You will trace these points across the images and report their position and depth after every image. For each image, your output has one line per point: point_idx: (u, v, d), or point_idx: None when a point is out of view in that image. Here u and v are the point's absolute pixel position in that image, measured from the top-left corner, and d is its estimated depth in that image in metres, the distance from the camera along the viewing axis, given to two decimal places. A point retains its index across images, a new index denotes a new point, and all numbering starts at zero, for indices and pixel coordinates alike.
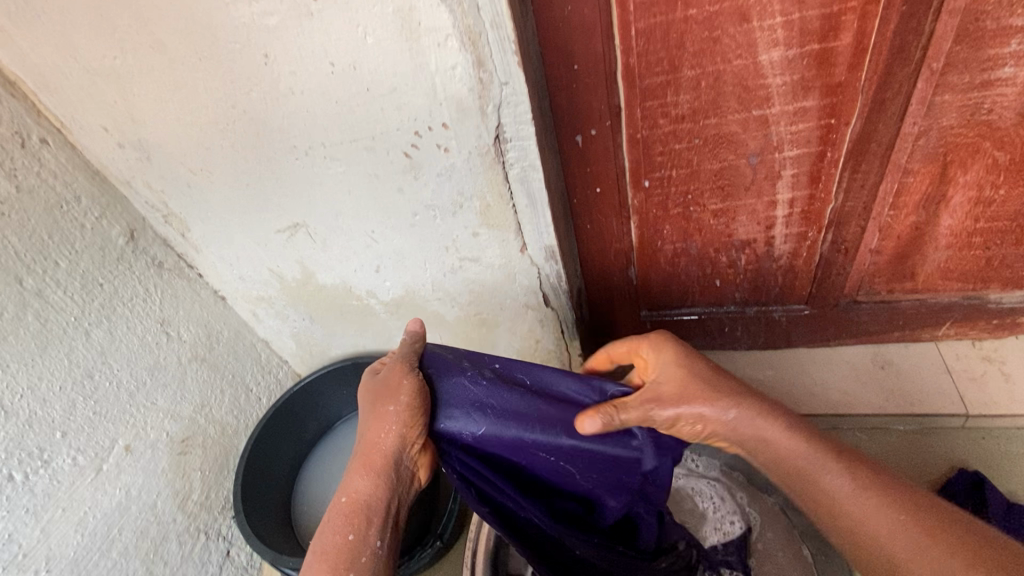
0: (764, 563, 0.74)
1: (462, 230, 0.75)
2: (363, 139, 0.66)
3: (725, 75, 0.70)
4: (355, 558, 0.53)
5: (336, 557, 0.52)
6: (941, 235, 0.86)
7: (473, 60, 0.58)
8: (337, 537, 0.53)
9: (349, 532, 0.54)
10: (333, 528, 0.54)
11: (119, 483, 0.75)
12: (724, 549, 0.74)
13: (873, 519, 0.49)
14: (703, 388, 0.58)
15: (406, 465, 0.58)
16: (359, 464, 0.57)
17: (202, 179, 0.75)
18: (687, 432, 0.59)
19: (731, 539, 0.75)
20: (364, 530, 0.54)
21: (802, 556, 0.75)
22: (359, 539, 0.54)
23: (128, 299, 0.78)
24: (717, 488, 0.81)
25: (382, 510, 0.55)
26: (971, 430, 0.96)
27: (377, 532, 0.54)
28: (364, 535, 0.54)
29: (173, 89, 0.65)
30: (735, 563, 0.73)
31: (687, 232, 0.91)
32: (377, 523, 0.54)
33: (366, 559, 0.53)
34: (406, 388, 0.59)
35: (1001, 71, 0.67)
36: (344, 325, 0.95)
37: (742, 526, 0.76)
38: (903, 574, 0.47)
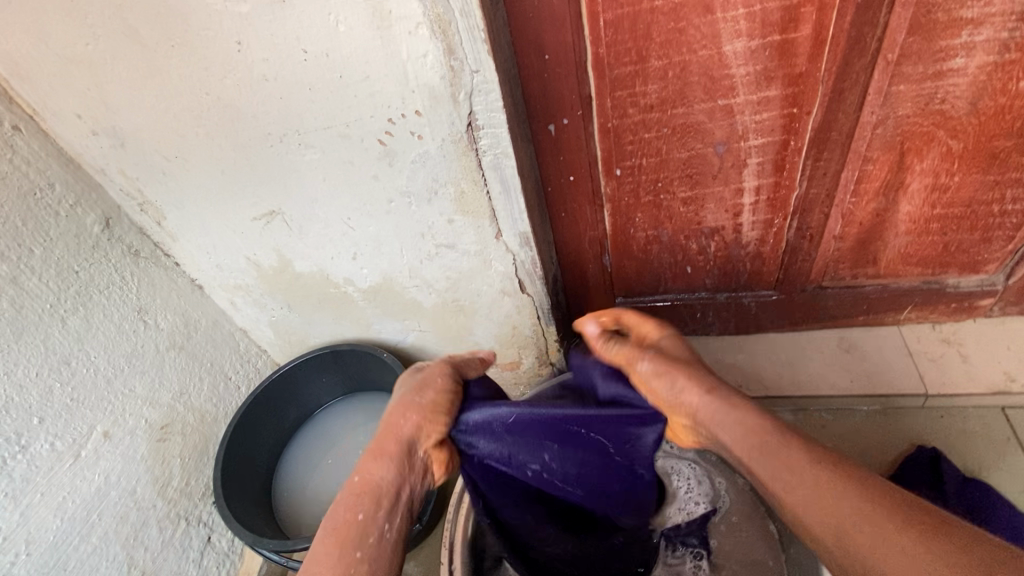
0: (724, 541, 0.80)
1: (437, 217, 0.77)
2: (337, 127, 0.68)
3: (692, 65, 0.73)
4: (364, 537, 0.52)
5: (347, 537, 0.51)
6: (900, 221, 0.90)
7: (444, 48, 0.59)
8: (348, 515, 0.52)
9: (358, 511, 0.52)
10: (343, 505, 0.53)
11: (98, 469, 0.76)
12: (686, 530, 0.80)
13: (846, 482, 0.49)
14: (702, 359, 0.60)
15: (421, 456, 0.57)
16: (373, 448, 0.56)
17: (177, 167, 0.75)
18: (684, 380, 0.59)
19: (694, 518, 0.81)
20: (373, 511, 0.53)
21: (767, 531, 0.78)
22: (367, 520, 0.52)
23: (104, 286, 0.79)
24: (697, 469, 0.84)
25: (395, 496, 0.54)
26: (930, 409, 1.01)
27: (385, 514, 0.53)
28: (372, 513, 0.53)
29: (147, 75, 0.65)
30: (692, 543, 0.79)
31: (658, 219, 0.93)
32: (387, 506, 0.53)
33: (373, 540, 0.52)
34: (437, 386, 0.59)
35: (953, 61, 0.70)
36: (322, 312, 0.96)
37: (705, 507, 0.81)
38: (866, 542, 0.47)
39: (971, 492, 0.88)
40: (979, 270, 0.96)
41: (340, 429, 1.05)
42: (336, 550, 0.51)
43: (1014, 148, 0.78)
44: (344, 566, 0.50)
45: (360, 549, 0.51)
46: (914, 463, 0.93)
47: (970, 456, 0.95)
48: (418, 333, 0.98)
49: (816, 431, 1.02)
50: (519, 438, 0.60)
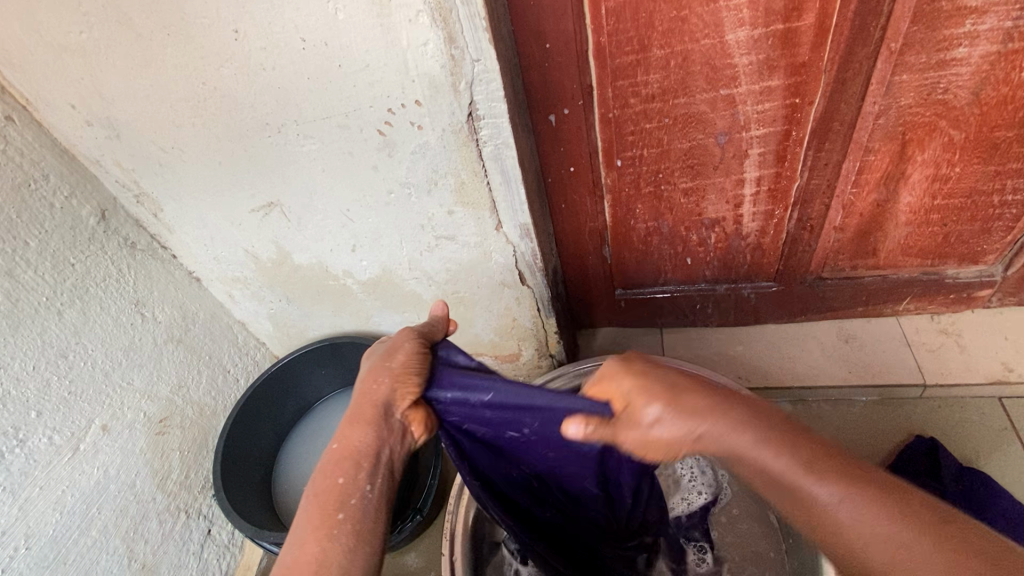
0: (727, 534, 0.80)
1: (437, 208, 0.76)
2: (336, 117, 0.67)
3: (694, 54, 0.72)
4: (344, 500, 0.50)
5: (328, 500, 0.50)
6: (901, 212, 0.90)
7: (445, 36, 0.58)
8: (330, 480, 0.51)
9: (339, 476, 0.51)
10: (325, 468, 0.52)
11: (97, 463, 0.75)
12: (688, 522, 0.80)
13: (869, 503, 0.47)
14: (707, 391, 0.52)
15: (398, 418, 0.55)
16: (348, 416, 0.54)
17: (173, 158, 0.74)
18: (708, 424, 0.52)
19: (695, 509, 0.80)
20: (353, 474, 0.51)
21: (767, 523, 0.78)
22: (348, 483, 0.51)
23: (101, 279, 0.78)
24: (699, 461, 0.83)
25: (375, 455, 0.52)
26: (928, 399, 1.01)
27: (366, 475, 0.51)
28: (352, 479, 0.51)
29: (142, 64, 0.64)
30: (694, 535, 0.79)
31: (659, 210, 0.93)
32: (368, 468, 0.52)
33: (354, 502, 0.50)
34: (406, 349, 0.58)
35: (956, 51, 0.70)
36: (321, 305, 0.96)
37: (707, 497, 0.81)
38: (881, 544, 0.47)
39: (969, 481, 0.89)
40: (978, 261, 0.97)
41: (336, 421, 1.04)
42: (316, 517, 0.49)
43: (1015, 138, 0.78)
44: (326, 533, 0.48)
45: (340, 512, 0.49)
46: (911, 452, 0.93)
47: (968, 445, 0.95)
48: None
49: (815, 423, 1.02)
50: (502, 420, 0.59)
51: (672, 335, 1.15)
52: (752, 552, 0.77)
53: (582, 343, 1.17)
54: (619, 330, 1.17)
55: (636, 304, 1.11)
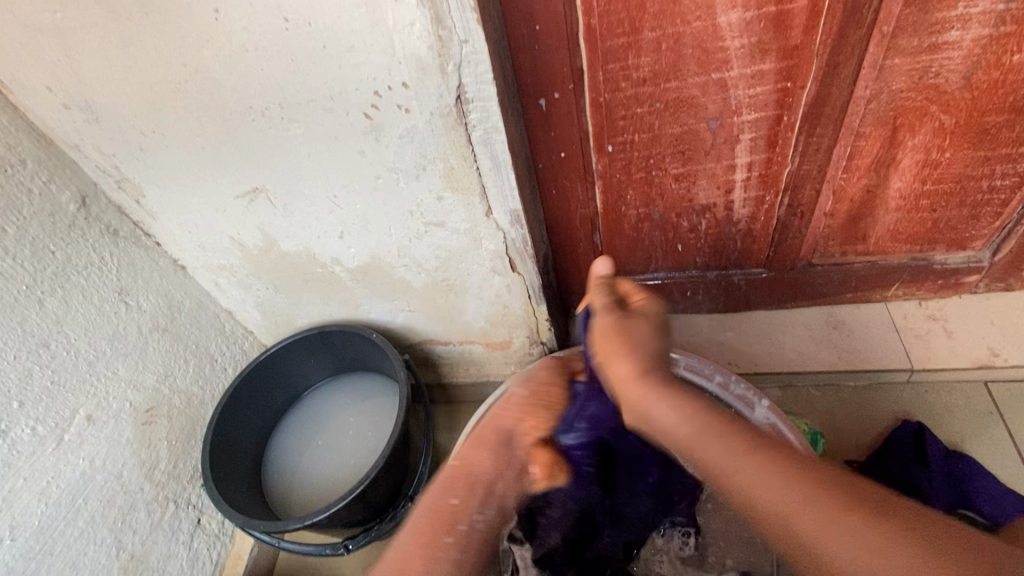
0: (711, 521, 0.81)
1: (426, 194, 0.75)
2: (321, 100, 0.65)
3: (685, 36, 0.71)
4: (453, 525, 0.58)
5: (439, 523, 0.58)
6: (891, 197, 0.90)
7: (432, 17, 0.57)
8: (441, 500, 0.60)
9: (453, 498, 0.60)
10: (440, 488, 0.61)
11: (82, 453, 0.74)
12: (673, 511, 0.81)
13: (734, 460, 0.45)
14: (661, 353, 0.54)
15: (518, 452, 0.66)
16: (473, 440, 0.66)
17: (155, 143, 0.73)
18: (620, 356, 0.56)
19: None
20: (466, 498, 0.61)
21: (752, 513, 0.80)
22: (461, 506, 0.60)
23: (82, 267, 0.76)
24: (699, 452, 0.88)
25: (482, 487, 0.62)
26: (915, 384, 1.02)
27: (477, 507, 0.60)
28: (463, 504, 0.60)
29: (120, 45, 0.62)
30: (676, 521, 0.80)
31: (650, 197, 0.92)
32: (478, 496, 0.61)
33: (463, 527, 0.58)
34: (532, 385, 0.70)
35: (948, 34, 0.69)
36: (309, 292, 0.95)
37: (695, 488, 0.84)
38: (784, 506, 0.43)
39: (954, 465, 0.90)
40: (966, 247, 0.97)
41: (328, 409, 1.03)
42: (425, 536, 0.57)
43: (1005, 122, 0.78)
44: (430, 544, 0.56)
45: (449, 534, 0.57)
46: (899, 438, 0.94)
47: (953, 428, 0.96)
48: (407, 313, 0.97)
49: (802, 408, 1.04)
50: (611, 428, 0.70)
51: None
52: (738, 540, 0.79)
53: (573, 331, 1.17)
54: None
55: None
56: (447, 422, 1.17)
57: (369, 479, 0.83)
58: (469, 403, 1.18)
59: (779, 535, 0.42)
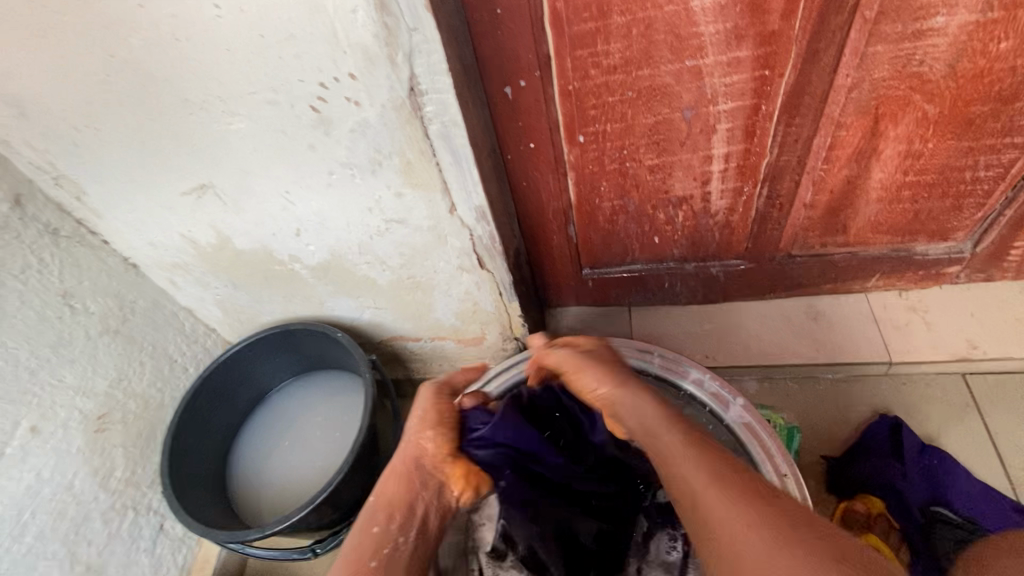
0: None
1: (385, 190, 0.71)
2: (264, 93, 0.61)
3: (657, 22, 0.67)
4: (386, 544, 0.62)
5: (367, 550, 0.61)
6: (872, 188, 0.87)
7: (376, 3, 0.52)
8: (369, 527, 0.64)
9: (374, 526, 0.64)
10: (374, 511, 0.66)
11: (26, 467, 0.71)
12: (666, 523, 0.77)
13: (686, 446, 0.54)
14: (626, 367, 0.70)
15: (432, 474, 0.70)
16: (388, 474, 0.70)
17: (90, 138, 0.68)
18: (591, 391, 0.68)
19: None
20: (387, 524, 0.64)
21: None
22: (382, 531, 0.63)
23: (19, 271, 0.72)
24: None
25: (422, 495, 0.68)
26: (893, 376, 1.01)
27: (399, 529, 0.64)
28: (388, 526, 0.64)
29: (39, 33, 0.57)
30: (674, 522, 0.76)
31: (624, 188, 0.89)
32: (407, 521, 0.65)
33: (389, 551, 0.61)
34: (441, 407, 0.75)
35: (933, 20, 0.65)
36: (271, 290, 0.91)
37: None
38: (707, 500, 0.49)
39: (930, 459, 0.89)
40: (947, 238, 0.95)
41: (294, 408, 1.00)
42: (352, 561, 0.60)
43: (990, 112, 0.75)
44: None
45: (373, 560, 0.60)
46: (875, 432, 0.92)
47: (928, 422, 0.95)
48: (374, 310, 0.94)
49: (779, 401, 1.02)
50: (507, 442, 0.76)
51: (640, 313, 1.12)
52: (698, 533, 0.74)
53: (550, 324, 1.14)
54: (587, 310, 1.14)
55: (603, 283, 1.08)
56: None
57: (333, 486, 0.81)
58: None
59: (695, 506, 0.50)
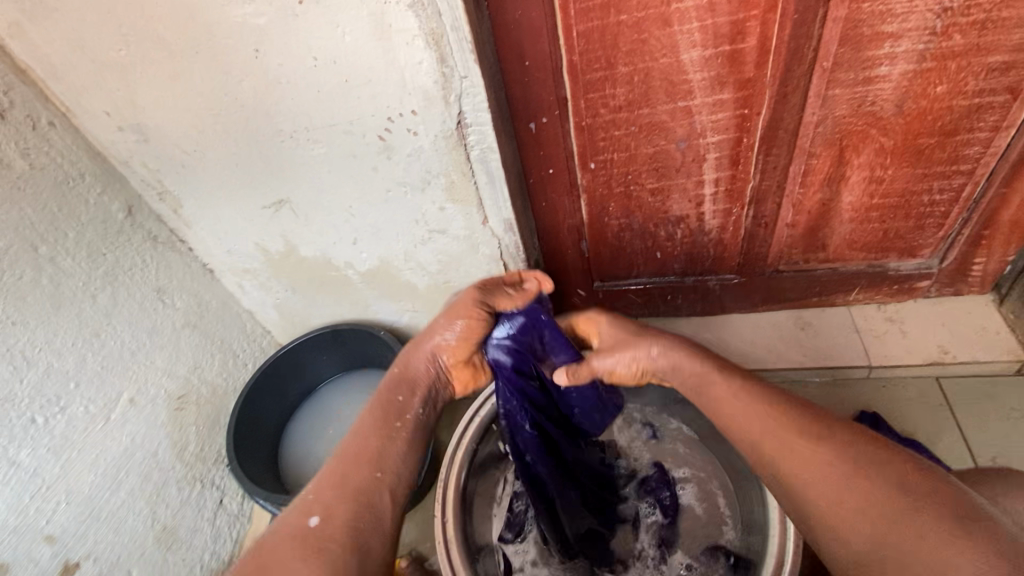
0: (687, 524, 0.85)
1: (430, 205, 0.86)
2: (342, 124, 0.77)
3: (655, 71, 0.82)
4: (400, 414, 0.69)
5: (371, 460, 0.63)
6: (844, 210, 1.01)
7: (437, 57, 0.68)
8: (389, 397, 0.70)
9: (376, 471, 0.62)
10: (389, 388, 0.71)
11: (125, 432, 0.83)
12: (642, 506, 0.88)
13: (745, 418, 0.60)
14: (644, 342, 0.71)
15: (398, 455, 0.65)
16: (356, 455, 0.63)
17: (194, 159, 0.84)
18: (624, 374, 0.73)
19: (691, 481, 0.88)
20: (389, 475, 0.62)
21: (715, 503, 0.85)
22: (381, 477, 0.62)
23: (128, 268, 0.87)
24: (679, 436, 0.91)
25: (432, 364, 0.75)
26: (875, 380, 1.12)
27: (388, 474, 0.62)
28: (409, 398, 0.71)
29: (173, 77, 0.74)
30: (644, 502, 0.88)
31: (629, 209, 1.03)
32: (419, 397, 0.72)
33: (378, 497, 0.60)
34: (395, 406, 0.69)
35: (878, 69, 0.81)
36: (324, 294, 1.05)
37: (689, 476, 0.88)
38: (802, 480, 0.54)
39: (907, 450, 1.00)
40: (916, 255, 1.08)
41: (336, 402, 1.14)
42: (354, 488, 0.60)
43: (937, 144, 0.89)
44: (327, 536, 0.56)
45: (379, 471, 0.62)
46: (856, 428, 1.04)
47: (906, 419, 1.07)
48: (411, 313, 1.08)
49: None
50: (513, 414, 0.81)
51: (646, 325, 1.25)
52: (707, 537, 0.83)
53: None
54: None
55: (612, 295, 1.21)
56: (449, 409, 1.26)
57: None
58: (468, 397, 1.27)
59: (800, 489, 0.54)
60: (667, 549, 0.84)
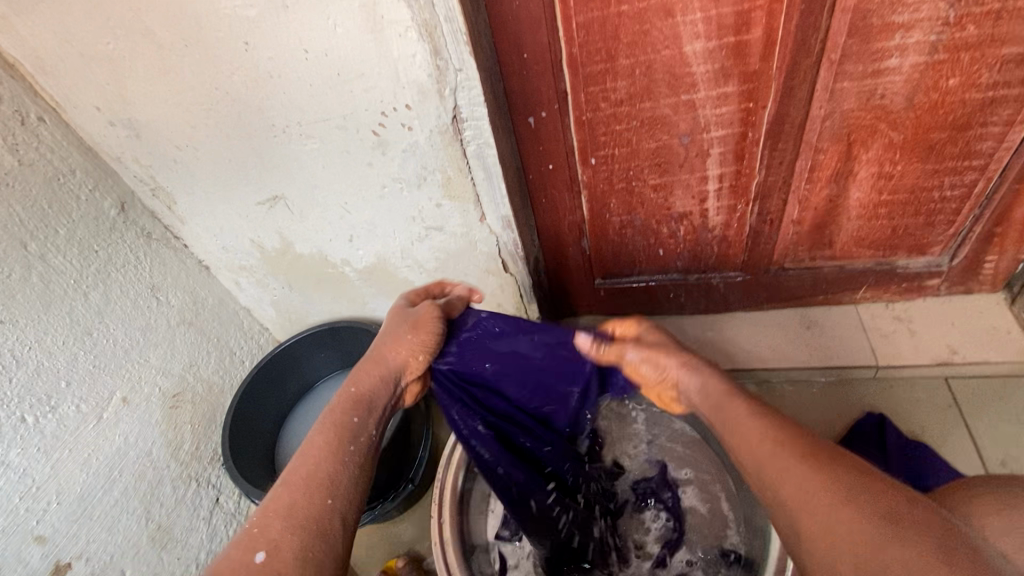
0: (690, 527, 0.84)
1: (427, 202, 0.84)
2: (335, 119, 0.75)
3: (657, 63, 0.80)
4: (355, 437, 0.58)
5: (321, 486, 0.53)
6: (851, 207, 0.98)
7: (431, 49, 0.66)
8: (344, 417, 0.60)
9: (327, 497, 0.52)
10: (343, 408, 0.61)
11: (118, 431, 0.82)
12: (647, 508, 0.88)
13: (734, 417, 0.57)
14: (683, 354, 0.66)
15: (352, 480, 0.54)
16: (301, 479, 0.53)
17: (187, 155, 0.82)
18: (650, 374, 0.68)
19: (693, 482, 0.86)
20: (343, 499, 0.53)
21: (720, 510, 0.83)
22: (334, 504, 0.52)
23: (121, 265, 0.85)
24: (682, 437, 0.89)
25: (390, 384, 0.66)
26: (881, 380, 1.10)
27: (341, 500, 0.52)
28: (366, 419, 0.61)
29: (162, 71, 0.72)
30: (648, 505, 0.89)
31: (631, 205, 1.01)
32: (376, 416, 0.62)
33: (330, 526, 0.50)
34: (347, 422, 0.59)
35: (889, 61, 0.78)
36: (320, 292, 1.04)
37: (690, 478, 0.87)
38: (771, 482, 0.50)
39: (913, 451, 0.98)
40: (926, 253, 1.05)
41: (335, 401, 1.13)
42: (305, 511, 0.50)
43: (948, 139, 0.86)
44: None
45: (332, 497, 0.52)
46: (861, 428, 1.03)
47: (913, 420, 1.04)
48: None
49: (777, 401, 1.11)
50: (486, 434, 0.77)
51: None
52: (710, 539, 0.82)
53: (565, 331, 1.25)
54: (600, 318, 1.26)
55: (613, 293, 1.19)
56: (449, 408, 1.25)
57: None
58: None
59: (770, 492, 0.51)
60: (670, 551, 0.84)
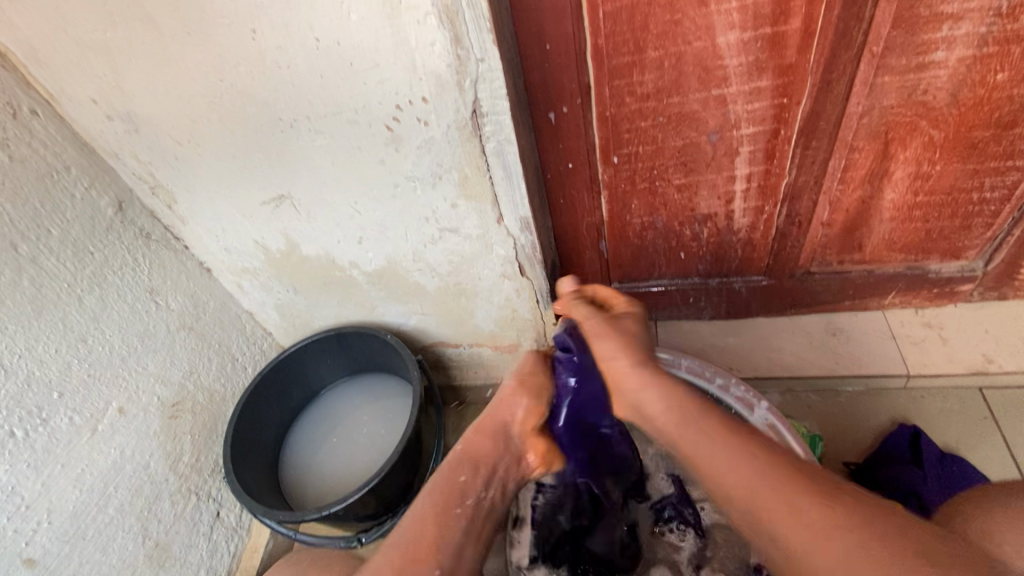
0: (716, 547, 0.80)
1: (441, 201, 0.80)
2: (346, 112, 0.70)
3: (687, 56, 0.76)
4: (461, 498, 0.63)
5: (429, 546, 0.57)
6: (884, 208, 0.94)
7: (451, 37, 0.62)
8: (453, 478, 0.64)
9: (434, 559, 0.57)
10: (450, 469, 0.65)
11: (113, 444, 0.77)
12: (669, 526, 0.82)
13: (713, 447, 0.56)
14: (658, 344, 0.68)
15: (456, 537, 0.59)
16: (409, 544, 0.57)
17: (189, 151, 0.78)
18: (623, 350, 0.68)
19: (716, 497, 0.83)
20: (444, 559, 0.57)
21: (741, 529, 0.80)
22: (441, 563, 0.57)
23: (118, 267, 0.81)
24: None
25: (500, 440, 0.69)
26: (911, 389, 1.05)
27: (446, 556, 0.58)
28: (473, 478, 0.65)
29: (162, 60, 0.67)
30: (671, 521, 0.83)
31: (653, 206, 0.97)
32: (483, 476, 0.66)
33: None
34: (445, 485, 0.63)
35: (934, 55, 0.74)
36: (327, 296, 0.99)
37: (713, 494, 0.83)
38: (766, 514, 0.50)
39: (950, 467, 0.93)
40: (960, 257, 1.01)
41: (342, 408, 1.09)
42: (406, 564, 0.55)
43: (992, 137, 0.82)
44: None
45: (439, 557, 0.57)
46: (896, 441, 0.97)
47: (945, 431, 1.00)
48: (420, 316, 1.02)
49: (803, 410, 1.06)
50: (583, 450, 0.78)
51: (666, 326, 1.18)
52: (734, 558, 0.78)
53: None
54: None
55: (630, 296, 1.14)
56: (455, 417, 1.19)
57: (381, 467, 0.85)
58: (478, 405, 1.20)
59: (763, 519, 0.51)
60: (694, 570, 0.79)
